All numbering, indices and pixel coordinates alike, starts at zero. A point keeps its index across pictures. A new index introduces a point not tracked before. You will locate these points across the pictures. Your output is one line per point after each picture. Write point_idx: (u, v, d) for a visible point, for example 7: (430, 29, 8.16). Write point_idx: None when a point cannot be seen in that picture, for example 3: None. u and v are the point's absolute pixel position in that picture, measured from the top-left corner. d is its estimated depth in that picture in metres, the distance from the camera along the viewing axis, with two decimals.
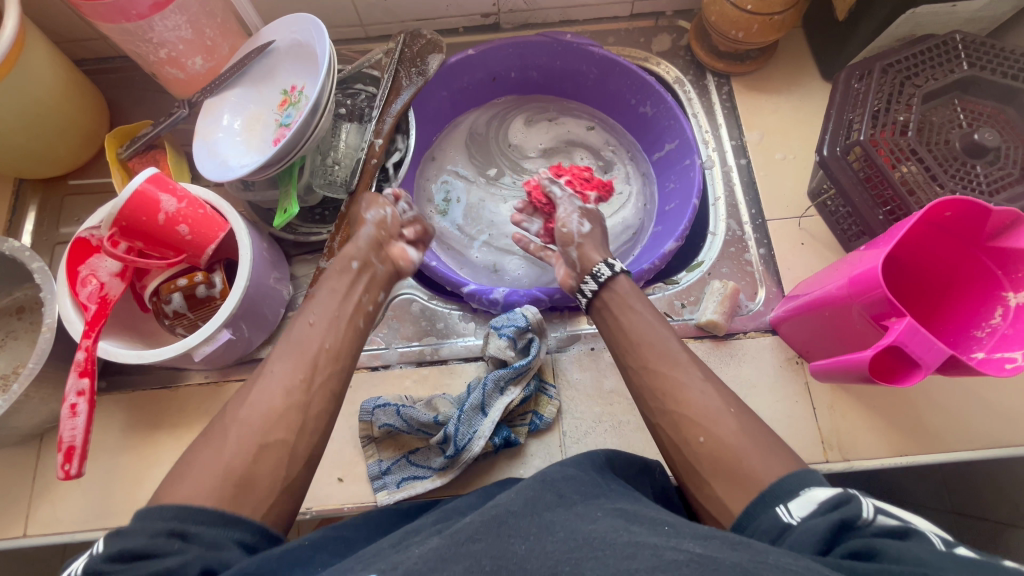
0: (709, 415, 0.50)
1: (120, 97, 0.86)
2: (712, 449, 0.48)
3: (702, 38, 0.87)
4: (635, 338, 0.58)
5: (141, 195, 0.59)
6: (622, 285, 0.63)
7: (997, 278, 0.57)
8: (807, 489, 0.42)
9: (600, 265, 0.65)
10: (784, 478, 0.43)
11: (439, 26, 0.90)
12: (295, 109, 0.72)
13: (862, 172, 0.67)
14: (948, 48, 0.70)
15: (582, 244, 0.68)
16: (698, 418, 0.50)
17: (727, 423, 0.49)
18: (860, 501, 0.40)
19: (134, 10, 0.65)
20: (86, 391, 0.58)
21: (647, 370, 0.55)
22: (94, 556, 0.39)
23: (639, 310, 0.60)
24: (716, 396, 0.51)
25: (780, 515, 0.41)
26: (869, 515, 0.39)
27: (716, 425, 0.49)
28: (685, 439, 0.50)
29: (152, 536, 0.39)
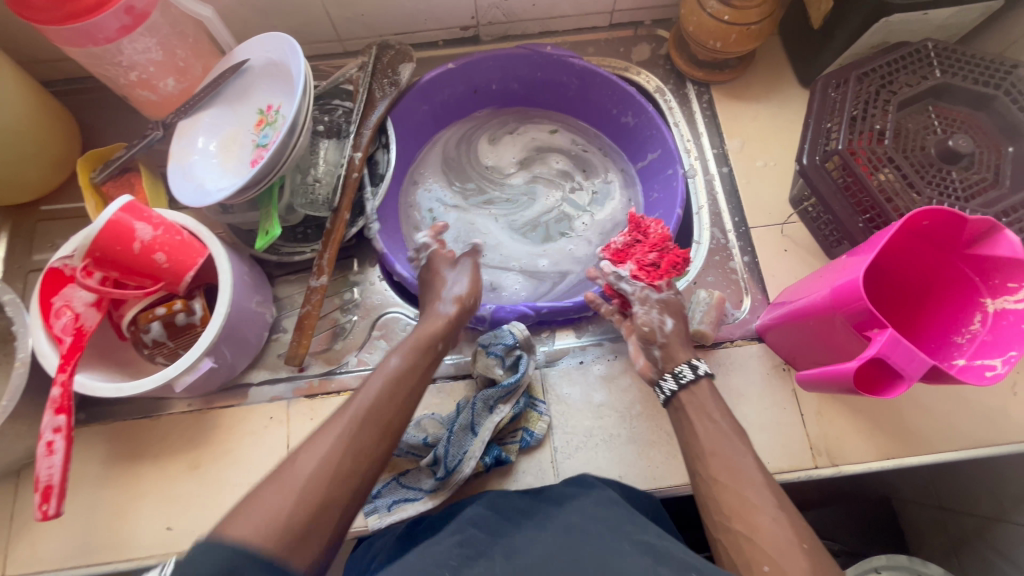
0: (782, 548, 0.45)
1: (92, 119, 0.84)
2: None
3: (681, 47, 0.88)
4: (706, 444, 0.54)
5: (115, 224, 0.58)
6: (703, 389, 0.58)
7: (975, 284, 0.58)
8: None
9: (684, 366, 0.59)
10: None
11: (417, 40, 0.90)
12: (272, 128, 0.70)
13: (841, 180, 0.68)
14: (920, 56, 0.71)
15: (668, 343, 0.62)
16: (771, 549, 0.46)
17: (799, 561, 0.44)
18: None
19: (102, 33, 0.63)
20: (63, 428, 0.56)
21: (716, 484, 0.51)
22: None
23: (715, 412, 0.56)
24: (789, 526, 0.47)
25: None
26: None
27: (789, 561, 0.44)
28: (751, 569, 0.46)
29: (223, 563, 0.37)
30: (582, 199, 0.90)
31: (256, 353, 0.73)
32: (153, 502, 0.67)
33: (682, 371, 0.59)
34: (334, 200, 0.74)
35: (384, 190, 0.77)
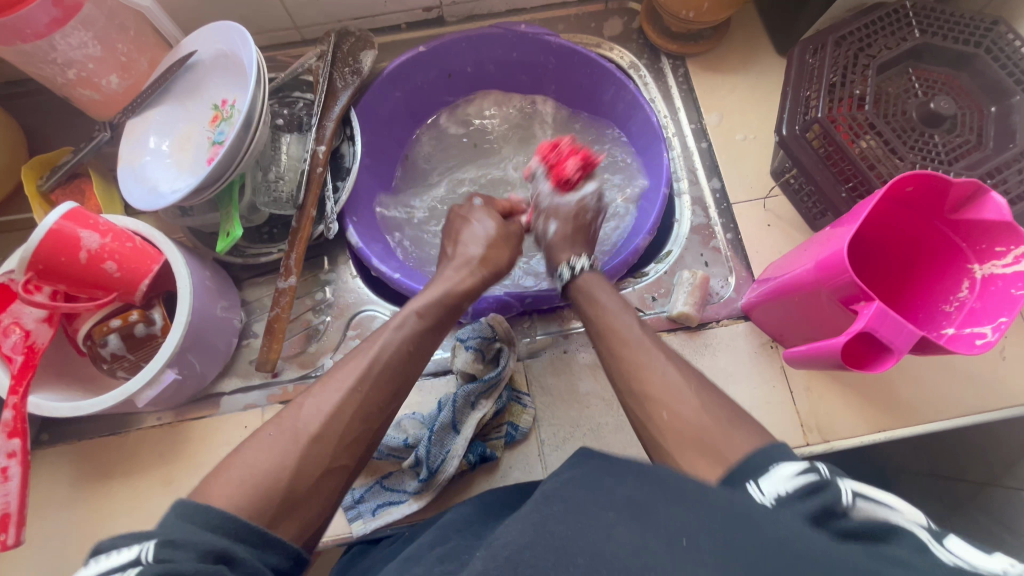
0: (673, 394, 0.47)
1: (38, 123, 0.80)
2: (675, 427, 0.45)
3: (654, 19, 0.84)
4: (602, 327, 0.58)
5: (57, 233, 0.54)
6: (592, 278, 0.65)
7: (962, 250, 0.56)
8: (775, 462, 0.37)
9: (568, 262, 0.67)
10: (753, 453, 0.39)
11: (379, 24, 0.85)
12: (227, 124, 0.66)
13: (823, 150, 0.66)
14: (899, 16, 0.69)
15: (554, 244, 0.70)
16: (663, 397, 0.47)
17: (690, 402, 0.46)
18: (837, 484, 0.36)
19: (30, 28, 0.59)
20: (18, 452, 0.53)
21: (614, 357, 0.54)
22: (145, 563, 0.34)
23: (607, 290, 0.62)
24: (680, 377, 0.48)
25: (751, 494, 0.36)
26: (847, 501, 0.35)
27: (680, 404, 0.46)
28: (650, 418, 0.47)
29: (202, 559, 0.35)
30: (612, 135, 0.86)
31: (228, 360, 0.71)
32: (127, 520, 0.64)
33: (575, 264, 0.66)
34: (298, 196, 0.70)
35: (351, 184, 0.74)
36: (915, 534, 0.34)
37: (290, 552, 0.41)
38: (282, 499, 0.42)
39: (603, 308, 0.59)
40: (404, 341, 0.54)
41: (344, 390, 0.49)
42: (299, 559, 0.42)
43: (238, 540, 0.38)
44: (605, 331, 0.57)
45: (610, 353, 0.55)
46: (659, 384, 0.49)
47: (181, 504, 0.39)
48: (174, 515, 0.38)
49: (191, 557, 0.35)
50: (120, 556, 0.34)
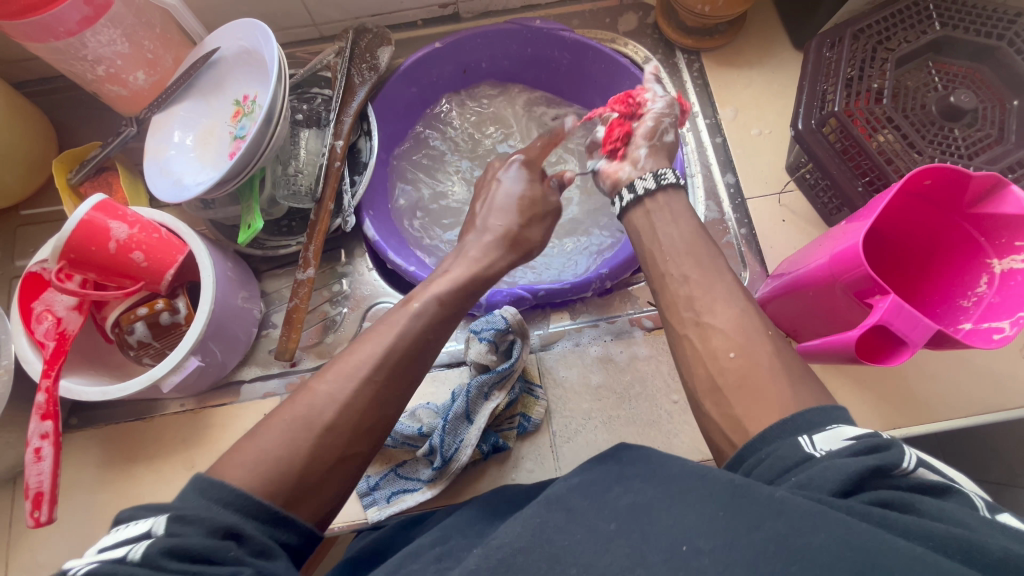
0: (745, 335, 0.47)
1: (67, 119, 0.82)
2: (741, 365, 0.46)
3: (670, 14, 0.84)
4: (676, 248, 0.56)
5: (88, 223, 0.56)
6: (676, 199, 0.60)
7: (980, 245, 0.56)
8: (836, 425, 0.39)
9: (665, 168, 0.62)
10: (808, 411, 0.41)
11: (396, 20, 0.87)
12: (248, 119, 0.68)
13: (839, 144, 0.65)
14: (919, 9, 0.68)
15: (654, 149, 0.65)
16: (732, 336, 0.48)
17: (763, 346, 0.47)
18: (902, 449, 0.36)
19: (62, 26, 0.61)
20: (50, 434, 0.55)
21: (688, 279, 0.53)
22: (154, 540, 0.35)
23: (684, 217, 0.58)
24: (756, 317, 0.49)
25: (802, 446, 0.38)
26: (908, 466, 0.35)
27: (752, 348, 0.47)
28: (713, 353, 0.48)
29: (211, 535, 0.37)
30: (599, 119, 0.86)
31: (248, 349, 0.72)
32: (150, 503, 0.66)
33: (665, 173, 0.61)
34: (317, 191, 0.71)
35: (368, 178, 0.75)
36: (969, 495, 0.34)
37: (303, 530, 0.43)
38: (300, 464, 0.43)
39: (683, 230, 0.56)
40: (425, 327, 0.54)
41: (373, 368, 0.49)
42: (311, 538, 0.44)
43: (250, 518, 0.40)
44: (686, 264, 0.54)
45: (673, 276, 0.54)
46: (731, 320, 0.49)
47: (197, 480, 0.40)
48: (192, 491, 0.40)
49: (201, 533, 0.37)
50: (138, 527, 0.37)
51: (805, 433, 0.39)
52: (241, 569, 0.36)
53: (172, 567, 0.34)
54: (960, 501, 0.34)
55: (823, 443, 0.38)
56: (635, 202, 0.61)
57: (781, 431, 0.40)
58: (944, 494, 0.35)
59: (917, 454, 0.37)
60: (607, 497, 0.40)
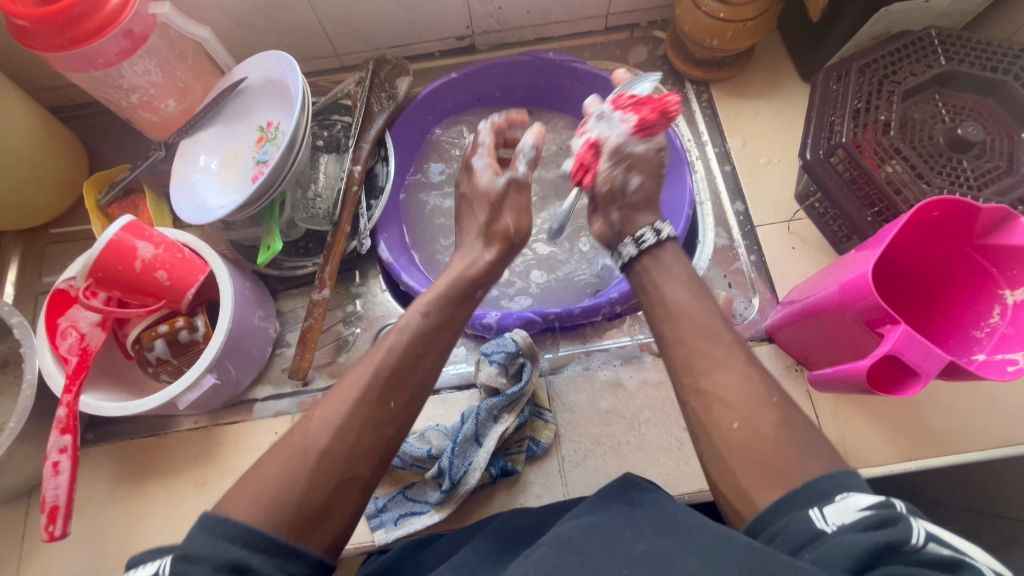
0: (747, 402, 0.47)
1: (99, 143, 0.86)
2: (745, 437, 0.45)
3: (679, 47, 0.87)
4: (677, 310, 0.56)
5: (116, 244, 0.59)
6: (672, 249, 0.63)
7: (992, 276, 0.56)
8: (846, 494, 0.38)
9: (645, 231, 0.63)
10: (818, 480, 0.40)
11: (415, 52, 0.90)
12: (272, 145, 0.71)
13: (847, 174, 0.66)
14: (924, 44, 0.69)
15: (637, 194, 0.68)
16: (736, 404, 0.48)
17: (766, 414, 0.46)
18: (911, 523, 0.35)
19: (102, 57, 0.64)
20: (69, 448, 0.57)
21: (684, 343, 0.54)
22: None
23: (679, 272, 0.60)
24: (758, 382, 0.48)
25: (814, 521, 0.38)
26: (919, 542, 0.35)
27: (754, 415, 0.46)
28: (717, 423, 0.48)
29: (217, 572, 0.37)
30: None
31: (262, 368, 0.74)
32: (160, 519, 0.66)
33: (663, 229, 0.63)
34: (334, 214, 0.74)
35: (384, 202, 0.77)
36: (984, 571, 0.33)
37: (313, 560, 0.43)
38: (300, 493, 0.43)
39: (675, 295, 0.57)
40: (413, 342, 0.53)
41: (366, 400, 0.48)
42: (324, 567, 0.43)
43: (257, 550, 0.40)
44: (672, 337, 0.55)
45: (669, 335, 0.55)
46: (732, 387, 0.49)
47: (204, 516, 0.40)
48: (199, 528, 0.40)
49: (206, 571, 0.37)
50: (145, 570, 0.37)
51: (816, 507, 0.39)
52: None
53: None
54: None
55: (835, 517, 0.37)
56: (625, 265, 0.63)
57: (791, 503, 0.40)
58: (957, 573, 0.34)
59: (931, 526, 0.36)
60: (618, 542, 0.40)
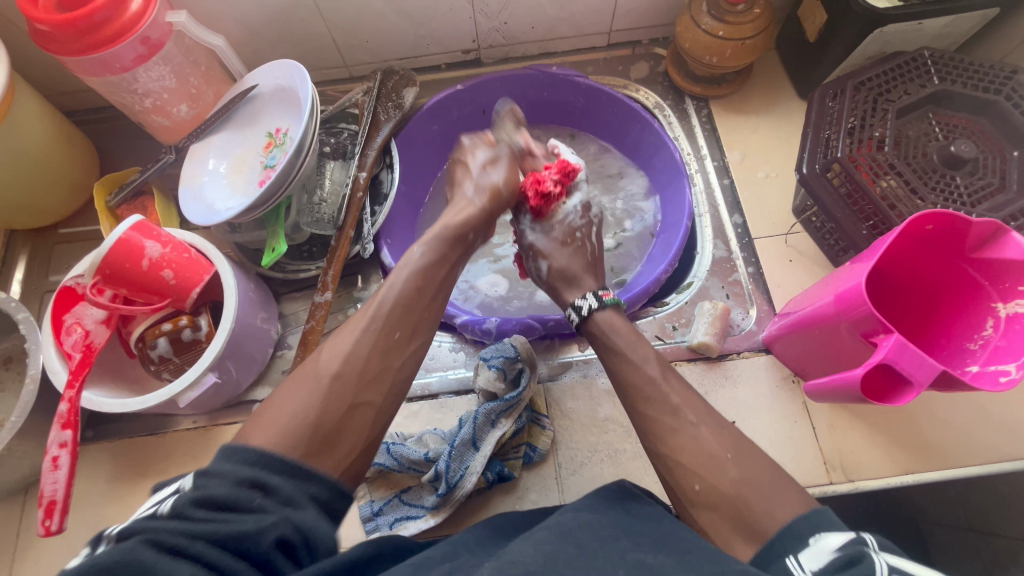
0: (705, 463, 0.49)
1: (110, 146, 0.88)
2: (709, 497, 0.47)
3: (679, 63, 0.89)
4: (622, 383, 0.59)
5: (125, 242, 0.60)
6: (608, 313, 0.65)
7: (985, 289, 0.57)
8: (819, 538, 0.40)
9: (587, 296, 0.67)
10: (795, 523, 0.43)
11: (422, 64, 0.92)
12: (280, 150, 0.73)
13: (843, 189, 0.68)
14: (918, 64, 0.71)
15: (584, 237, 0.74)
16: (695, 465, 0.49)
17: (725, 471, 0.48)
18: (874, 560, 0.36)
19: (118, 62, 0.66)
20: (69, 443, 0.57)
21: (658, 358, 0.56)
22: (182, 495, 0.38)
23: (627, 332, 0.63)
24: (716, 426, 0.51)
25: (791, 569, 0.39)
26: (883, 574, 0.34)
27: (712, 472, 0.48)
28: (682, 486, 0.50)
29: (236, 486, 0.39)
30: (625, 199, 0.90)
31: (262, 369, 0.74)
32: None
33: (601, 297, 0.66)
34: (339, 218, 0.75)
35: (388, 208, 0.79)
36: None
37: (330, 483, 0.44)
38: (309, 441, 0.44)
39: None
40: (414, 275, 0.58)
41: (381, 333, 0.53)
42: (340, 490, 0.44)
43: (274, 470, 0.41)
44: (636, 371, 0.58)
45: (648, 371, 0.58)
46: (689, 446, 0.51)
47: (224, 444, 0.42)
48: (219, 452, 0.42)
49: (227, 484, 0.39)
50: (170, 487, 0.40)
51: (793, 555, 0.40)
52: (266, 516, 0.38)
53: (198, 517, 0.36)
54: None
55: (808, 562, 0.39)
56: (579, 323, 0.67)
57: (769, 555, 0.42)
58: None
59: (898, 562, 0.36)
60: (612, 545, 0.40)
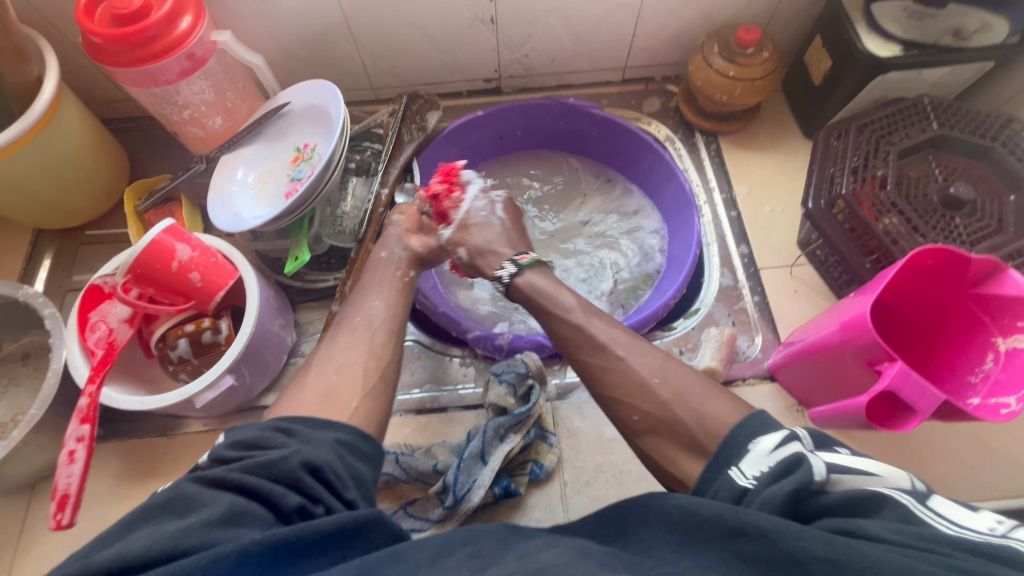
0: (632, 390, 0.50)
1: (141, 154, 0.91)
2: (647, 423, 0.49)
3: (690, 100, 0.93)
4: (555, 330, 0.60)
5: (157, 245, 0.62)
6: (536, 272, 0.66)
7: (985, 324, 0.59)
8: (756, 440, 0.41)
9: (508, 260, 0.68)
10: (736, 431, 0.42)
11: (445, 90, 0.97)
12: (307, 164, 0.76)
13: (847, 224, 0.70)
14: (918, 110, 0.75)
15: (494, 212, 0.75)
16: (627, 395, 0.51)
17: (651, 395, 0.49)
18: (813, 461, 0.39)
19: (164, 76, 0.70)
20: (86, 438, 0.58)
21: None
22: (218, 447, 0.43)
23: (548, 282, 0.64)
24: None
25: (736, 479, 0.40)
26: (822, 477, 0.38)
27: (642, 399, 0.49)
28: (622, 419, 0.51)
29: (265, 430, 0.44)
30: (640, 233, 0.92)
31: (275, 375, 0.75)
32: None
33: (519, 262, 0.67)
34: (361, 231, 0.78)
35: None
36: (899, 501, 0.36)
37: (353, 429, 0.47)
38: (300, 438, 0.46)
39: None
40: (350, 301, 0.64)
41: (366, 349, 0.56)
42: (363, 436, 0.47)
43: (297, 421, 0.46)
44: (561, 322, 0.59)
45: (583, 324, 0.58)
46: (619, 378, 0.52)
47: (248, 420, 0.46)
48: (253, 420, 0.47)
49: (254, 430, 0.44)
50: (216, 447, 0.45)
51: (735, 464, 0.41)
52: (287, 449, 0.42)
53: (231, 455, 0.41)
54: (893, 516, 0.35)
55: (751, 468, 0.40)
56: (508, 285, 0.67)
57: (711, 469, 0.42)
58: (871, 502, 0.36)
59: (833, 463, 0.39)
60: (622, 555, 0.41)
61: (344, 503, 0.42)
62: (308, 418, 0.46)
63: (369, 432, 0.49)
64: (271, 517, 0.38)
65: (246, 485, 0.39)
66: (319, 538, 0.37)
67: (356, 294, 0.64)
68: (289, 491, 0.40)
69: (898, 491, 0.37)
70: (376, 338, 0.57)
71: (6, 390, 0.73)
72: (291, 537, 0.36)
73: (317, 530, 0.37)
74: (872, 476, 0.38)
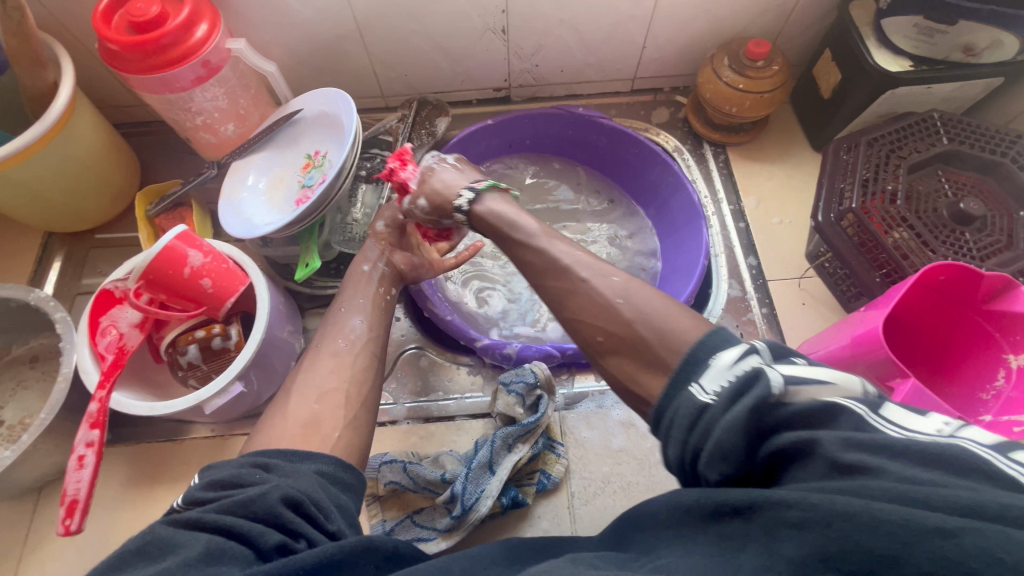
0: (597, 308, 0.46)
1: (152, 159, 0.92)
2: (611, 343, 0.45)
3: (699, 111, 0.94)
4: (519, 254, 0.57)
5: (169, 250, 0.62)
6: (494, 196, 0.63)
7: (996, 341, 0.59)
8: (716, 355, 0.37)
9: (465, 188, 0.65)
10: (703, 338, 0.39)
11: (454, 98, 0.97)
12: (318, 171, 0.76)
13: (856, 238, 0.71)
14: (928, 124, 0.75)
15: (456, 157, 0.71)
16: (590, 315, 0.46)
17: (615, 311, 0.45)
18: (772, 373, 0.35)
19: (179, 83, 0.70)
20: (95, 443, 0.57)
21: None
22: (191, 488, 0.42)
23: (507, 204, 0.62)
24: None
25: (695, 396, 0.36)
26: (780, 389, 0.34)
27: (607, 317, 0.45)
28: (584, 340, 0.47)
29: (243, 468, 0.43)
30: (633, 250, 0.93)
31: (283, 381, 0.74)
32: None
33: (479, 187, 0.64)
34: None
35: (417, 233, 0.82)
36: (855, 410, 0.33)
37: (332, 460, 0.47)
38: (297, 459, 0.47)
39: None
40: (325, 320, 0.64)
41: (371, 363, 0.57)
42: (340, 466, 0.47)
43: (276, 458, 0.45)
44: (525, 249, 0.56)
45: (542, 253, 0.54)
46: (584, 300, 0.48)
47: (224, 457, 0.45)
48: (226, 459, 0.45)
49: (230, 468, 0.43)
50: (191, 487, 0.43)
51: (694, 381, 0.37)
52: (267, 485, 0.41)
53: (207, 495, 0.40)
54: (849, 425, 0.32)
55: (710, 384, 0.36)
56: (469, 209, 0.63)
57: (672, 382, 0.38)
58: (833, 416, 0.33)
59: (790, 372, 0.35)
60: None
61: (325, 536, 0.41)
62: (286, 455, 0.46)
63: (349, 462, 0.50)
64: (249, 554, 0.37)
65: (224, 523, 0.38)
66: (301, 574, 0.36)
67: (335, 311, 0.64)
68: (269, 529, 0.39)
69: (854, 399, 0.34)
70: (356, 362, 0.58)
71: (14, 393, 0.73)
72: (276, 572, 0.35)
73: (301, 564, 0.36)
74: (828, 384, 0.34)
